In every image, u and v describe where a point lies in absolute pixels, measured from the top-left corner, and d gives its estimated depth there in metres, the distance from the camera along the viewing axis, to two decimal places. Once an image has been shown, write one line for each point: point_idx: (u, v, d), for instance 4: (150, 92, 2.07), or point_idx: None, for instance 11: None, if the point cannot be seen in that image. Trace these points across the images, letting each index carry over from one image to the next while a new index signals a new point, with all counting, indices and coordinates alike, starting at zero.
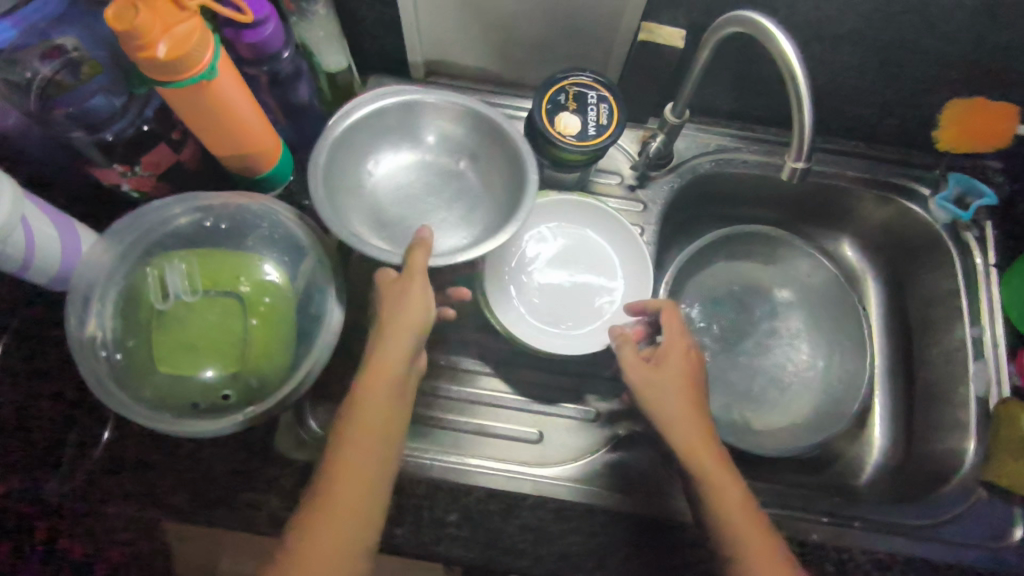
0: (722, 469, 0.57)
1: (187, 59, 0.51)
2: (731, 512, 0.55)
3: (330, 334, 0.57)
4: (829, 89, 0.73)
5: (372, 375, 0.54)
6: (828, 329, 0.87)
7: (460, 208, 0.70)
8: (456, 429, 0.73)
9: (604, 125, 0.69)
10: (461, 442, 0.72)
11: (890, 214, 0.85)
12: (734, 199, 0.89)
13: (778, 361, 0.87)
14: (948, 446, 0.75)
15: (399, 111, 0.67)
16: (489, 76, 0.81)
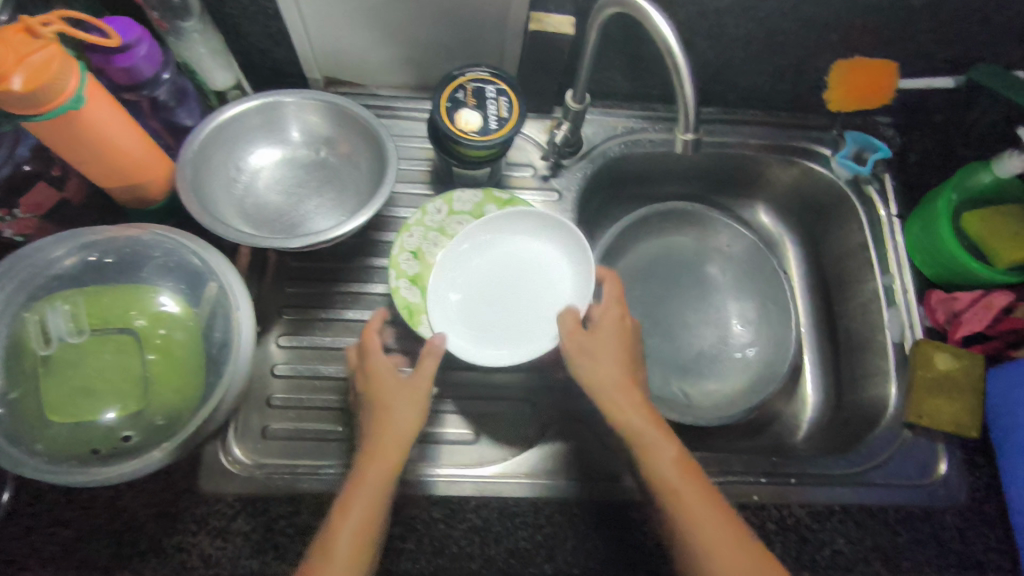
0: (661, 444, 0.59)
1: (49, 88, 0.48)
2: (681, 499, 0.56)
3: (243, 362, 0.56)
4: (722, 63, 0.75)
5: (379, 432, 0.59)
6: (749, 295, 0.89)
7: (337, 195, 0.72)
8: None
9: (506, 118, 0.68)
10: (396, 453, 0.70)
11: (797, 176, 0.88)
12: (652, 178, 0.90)
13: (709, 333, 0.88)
14: (873, 394, 0.78)
15: (259, 113, 0.69)
16: (390, 80, 0.80)
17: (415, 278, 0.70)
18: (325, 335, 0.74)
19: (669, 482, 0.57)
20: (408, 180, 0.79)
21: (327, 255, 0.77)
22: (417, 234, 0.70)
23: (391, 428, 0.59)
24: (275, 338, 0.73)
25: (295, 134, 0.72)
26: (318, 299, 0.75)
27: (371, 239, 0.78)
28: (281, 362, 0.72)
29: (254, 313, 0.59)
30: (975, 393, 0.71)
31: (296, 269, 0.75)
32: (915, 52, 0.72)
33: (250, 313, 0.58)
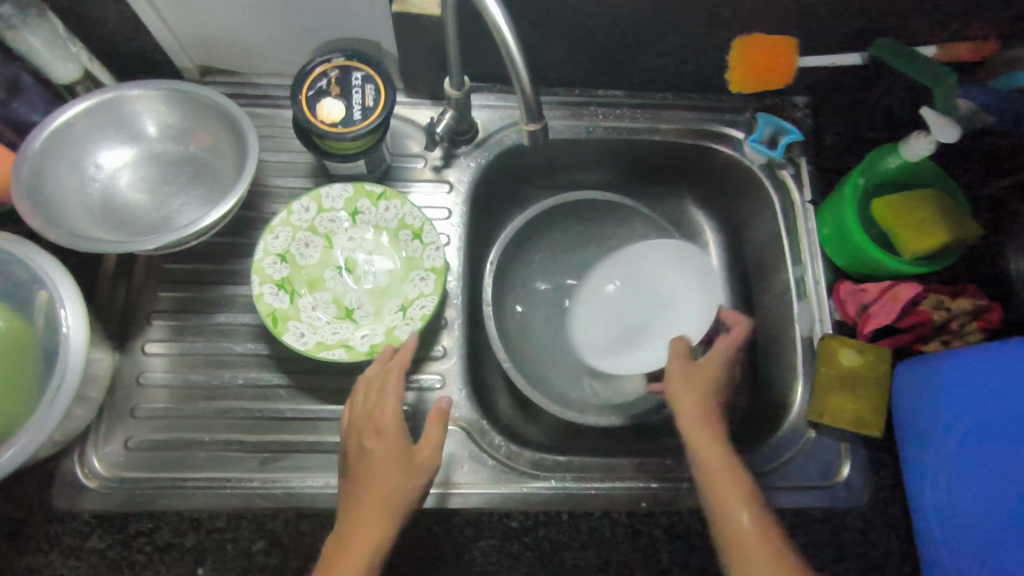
0: (728, 483, 0.57)
1: None
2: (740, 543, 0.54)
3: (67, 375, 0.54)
4: (614, 41, 0.71)
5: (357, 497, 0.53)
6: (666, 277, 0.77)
7: (206, 189, 0.69)
8: (261, 452, 0.65)
9: (371, 107, 0.64)
10: (267, 465, 0.64)
11: (712, 162, 0.83)
12: (565, 165, 0.85)
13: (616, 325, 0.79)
14: (782, 391, 0.74)
15: (109, 110, 0.65)
16: (269, 67, 0.75)
17: (281, 282, 0.66)
18: (196, 340, 0.69)
19: (738, 518, 0.55)
20: (291, 174, 0.75)
21: (200, 256, 0.72)
22: (284, 234, 0.67)
23: (388, 486, 0.53)
24: (145, 344, 0.69)
25: (161, 128, 0.68)
26: (192, 305, 0.70)
27: (249, 239, 0.73)
28: (150, 370, 0.68)
29: (83, 322, 0.56)
30: (880, 391, 0.67)
31: (168, 271, 0.71)
32: (817, 29, 0.67)
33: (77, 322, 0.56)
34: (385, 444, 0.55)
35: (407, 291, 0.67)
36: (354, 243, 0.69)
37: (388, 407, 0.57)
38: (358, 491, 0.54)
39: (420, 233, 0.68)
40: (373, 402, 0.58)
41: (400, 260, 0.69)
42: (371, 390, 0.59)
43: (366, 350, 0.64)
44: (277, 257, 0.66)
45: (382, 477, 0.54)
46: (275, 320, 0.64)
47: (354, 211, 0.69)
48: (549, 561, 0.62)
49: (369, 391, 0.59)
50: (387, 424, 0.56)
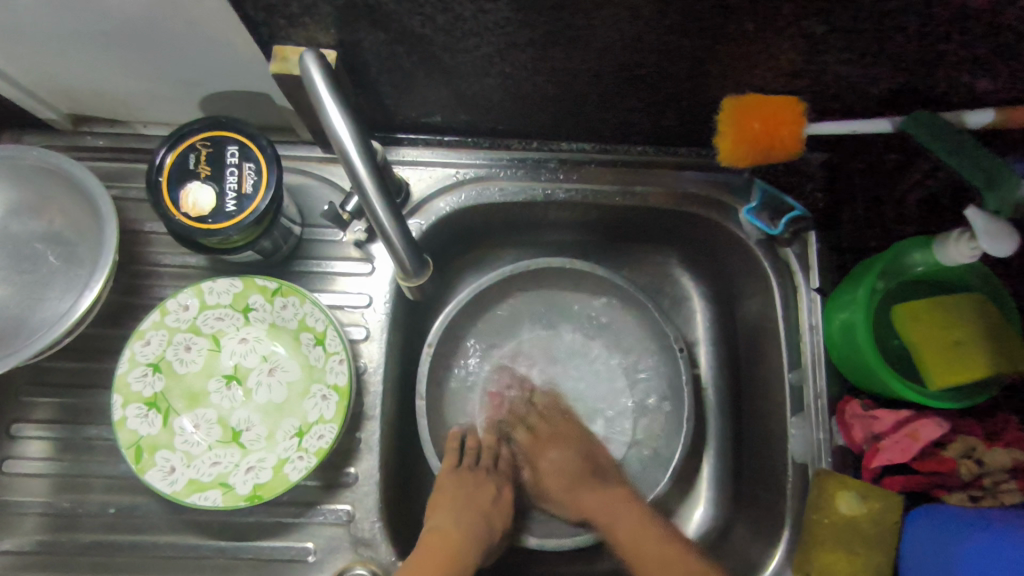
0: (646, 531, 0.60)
1: None
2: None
3: None
4: (570, 95, 0.56)
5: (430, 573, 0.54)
6: (611, 372, 0.72)
7: (61, 275, 0.57)
8: None
9: (250, 192, 0.51)
10: None
11: (701, 229, 0.68)
12: (526, 226, 0.72)
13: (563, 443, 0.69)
14: (767, 522, 0.62)
15: None
16: (154, 118, 0.62)
17: (150, 401, 0.55)
18: (66, 458, 0.59)
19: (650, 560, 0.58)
20: (182, 250, 0.62)
21: (77, 352, 0.60)
22: (155, 337, 0.55)
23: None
24: (7, 461, 0.59)
25: (7, 206, 0.57)
26: (65, 414, 0.60)
27: (132, 330, 0.61)
28: (13, 492, 0.58)
29: None
30: (883, 550, 0.54)
31: (38, 369, 0.60)
32: (830, 87, 0.52)
33: None
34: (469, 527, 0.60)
35: (305, 410, 0.56)
36: (243, 348, 0.57)
37: (468, 509, 0.61)
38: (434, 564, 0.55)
39: (322, 338, 0.56)
40: (481, 497, 0.63)
41: (300, 368, 0.57)
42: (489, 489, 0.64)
43: (246, 493, 0.52)
44: (146, 367, 0.55)
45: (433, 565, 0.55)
46: (138, 453, 0.53)
47: (244, 308, 0.57)
48: None
49: (444, 492, 0.62)
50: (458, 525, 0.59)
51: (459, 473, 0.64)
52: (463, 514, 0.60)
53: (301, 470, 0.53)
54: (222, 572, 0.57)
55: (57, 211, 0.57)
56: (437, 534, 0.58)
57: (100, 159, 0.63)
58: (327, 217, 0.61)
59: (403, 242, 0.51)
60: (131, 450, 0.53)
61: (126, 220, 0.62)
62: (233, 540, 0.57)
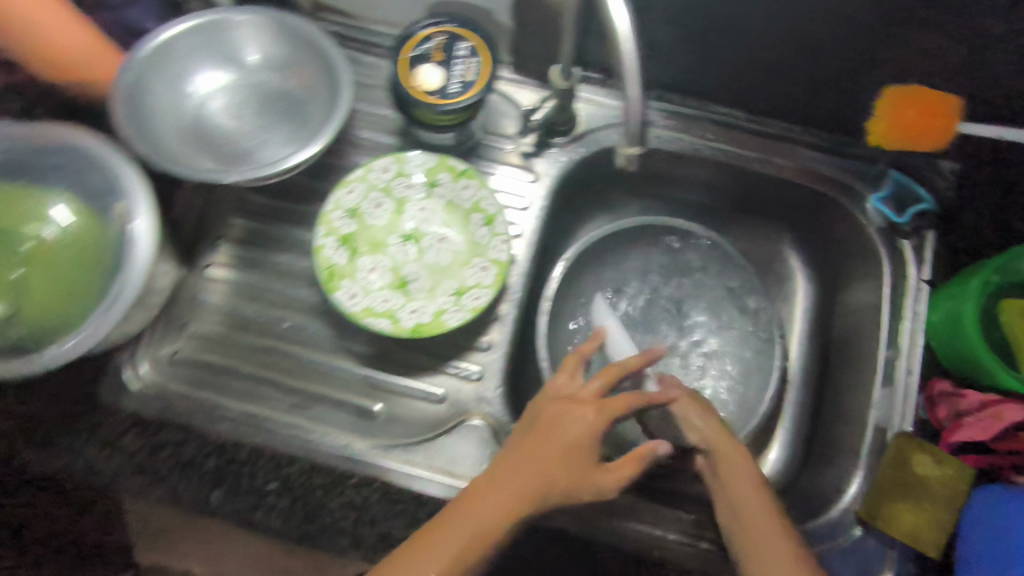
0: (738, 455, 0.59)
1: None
2: (750, 522, 0.55)
3: (127, 291, 0.54)
4: (749, 57, 0.64)
5: (494, 479, 0.50)
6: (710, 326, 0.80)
7: (286, 127, 0.68)
8: (292, 396, 0.67)
9: (471, 82, 0.60)
10: (295, 410, 0.66)
11: (826, 212, 0.75)
12: (661, 178, 0.80)
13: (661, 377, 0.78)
14: (837, 475, 0.68)
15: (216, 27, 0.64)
16: (381, 16, 0.72)
17: (342, 237, 0.65)
18: (256, 275, 0.71)
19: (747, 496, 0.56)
20: (379, 129, 0.73)
21: (279, 194, 0.73)
22: (357, 186, 0.66)
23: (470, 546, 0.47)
24: (207, 266, 0.71)
25: (262, 60, 0.68)
26: (256, 238, 0.72)
27: (327, 186, 0.73)
28: (207, 292, 0.71)
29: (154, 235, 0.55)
30: (945, 508, 0.61)
31: (247, 199, 0.73)
32: None
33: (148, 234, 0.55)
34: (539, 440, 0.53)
35: (466, 276, 0.65)
36: (423, 215, 0.67)
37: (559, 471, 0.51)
38: (504, 469, 0.51)
39: (493, 219, 0.66)
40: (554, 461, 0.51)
41: (466, 241, 0.66)
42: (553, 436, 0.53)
43: (410, 327, 0.63)
44: (345, 210, 0.65)
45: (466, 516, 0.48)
46: (329, 274, 0.63)
47: (431, 181, 0.67)
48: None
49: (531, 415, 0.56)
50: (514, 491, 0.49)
51: (541, 412, 0.55)
52: (534, 485, 0.50)
53: (458, 319, 0.63)
54: (365, 395, 0.68)
55: (298, 76, 0.68)
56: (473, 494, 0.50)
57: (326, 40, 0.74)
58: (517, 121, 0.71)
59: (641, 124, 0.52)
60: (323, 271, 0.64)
61: None
62: (377, 371, 0.69)
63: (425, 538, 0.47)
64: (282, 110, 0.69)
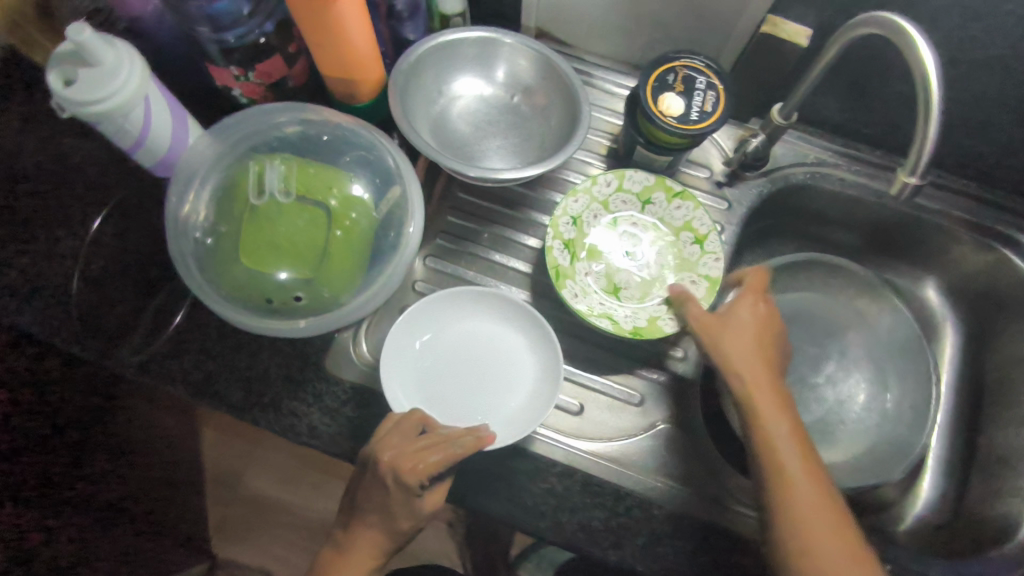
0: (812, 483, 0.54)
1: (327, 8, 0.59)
2: (811, 524, 0.53)
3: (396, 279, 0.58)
4: (949, 117, 0.70)
5: (371, 506, 0.59)
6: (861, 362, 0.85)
7: (513, 139, 0.74)
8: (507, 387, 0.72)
9: (709, 112, 0.67)
10: None
11: (989, 264, 0.80)
12: (826, 219, 0.86)
13: (819, 404, 0.82)
14: (999, 512, 0.72)
15: (474, 45, 0.71)
16: (601, 47, 0.80)
17: (567, 241, 0.72)
18: (466, 268, 0.76)
19: (797, 484, 0.54)
20: (587, 148, 0.80)
21: (490, 196, 0.78)
22: (580, 194, 0.73)
23: (408, 524, 0.59)
24: (422, 256, 0.76)
25: (503, 78, 0.75)
26: (467, 234, 0.77)
27: (534, 195, 0.79)
28: (420, 279, 0.75)
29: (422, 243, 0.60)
30: None
31: (458, 198, 0.78)
32: None
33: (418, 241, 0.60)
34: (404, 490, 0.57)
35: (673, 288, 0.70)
36: (636, 227, 0.74)
37: (406, 499, 0.57)
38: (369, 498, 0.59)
39: (702, 239, 0.72)
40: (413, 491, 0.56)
41: (674, 258, 0.73)
42: (414, 480, 0.56)
43: (630, 328, 0.67)
44: (570, 215, 0.72)
45: (405, 509, 0.58)
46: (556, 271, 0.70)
47: (646, 199, 0.74)
48: None
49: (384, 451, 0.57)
50: (396, 505, 0.58)
51: (390, 443, 0.58)
52: (391, 495, 0.57)
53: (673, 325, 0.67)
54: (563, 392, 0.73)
55: (531, 96, 0.75)
56: (379, 506, 0.59)
57: None
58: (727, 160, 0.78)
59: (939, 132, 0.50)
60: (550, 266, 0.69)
61: None
62: (578, 368, 0.74)
63: (376, 510, 0.59)
64: (511, 125, 0.75)
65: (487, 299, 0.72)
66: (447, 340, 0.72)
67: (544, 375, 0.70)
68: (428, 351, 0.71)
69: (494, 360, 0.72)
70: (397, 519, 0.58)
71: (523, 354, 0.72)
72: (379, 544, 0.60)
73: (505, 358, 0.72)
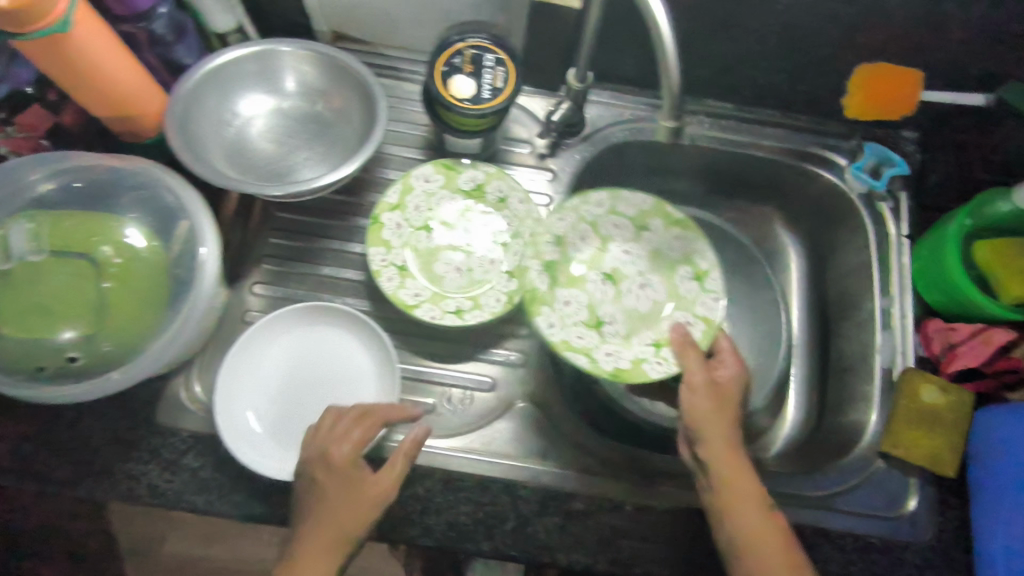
0: (750, 505, 0.54)
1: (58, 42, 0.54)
2: (761, 558, 0.52)
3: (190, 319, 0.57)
4: (736, 54, 0.72)
5: (321, 511, 0.56)
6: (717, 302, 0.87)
7: (322, 149, 0.73)
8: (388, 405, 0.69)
9: (500, 89, 0.67)
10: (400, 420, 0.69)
11: (810, 185, 0.83)
12: (662, 172, 0.87)
13: None
14: (851, 418, 0.75)
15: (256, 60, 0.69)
16: (398, 38, 0.78)
17: (392, 244, 0.70)
18: (299, 288, 0.73)
19: (750, 521, 0.54)
20: (405, 143, 0.78)
21: (314, 211, 0.76)
22: (400, 191, 0.71)
23: (348, 518, 0.55)
24: (252, 284, 0.73)
25: (299, 86, 0.72)
26: (294, 253, 0.74)
27: (357, 200, 0.76)
28: (253, 308, 0.72)
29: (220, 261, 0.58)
30: (957, 432, 0.68)
31: (280, 219, 0.75)
32: (942, 59, 0.68)
33: (215, 259, 0.58)
34: (349, 465, 0.57)
35: (506, 260, 0.71)
36: (624, 256, 0.75)
37: (346, 485, 0.57)
38: (317, 502, 0.56)
39: (702, 276, 0.72)
40: (352, 466, 0.57)
41: (671, 293, 0.73)
42: (347, 449, 0.58)
43: (609, 369, 0.67)
44: (393, 211, 0.71)
45: (338, 495, 0.56)
46: (396, 274, 0.69)
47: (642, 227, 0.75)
48: (627, 547, 0.63)
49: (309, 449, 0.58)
50: (335, 495, 0.56)
51: (305, 439, 0.60)
52: (323, 484, 0.57)
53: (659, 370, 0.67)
54: (418, 393, 0.71)
55: (331, 101, 0.73)
56: (316, 502, 0.56)
57: None
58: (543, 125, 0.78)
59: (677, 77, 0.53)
60: (393, 299, 0.68)
61: None
62: (429, 366, 0.72)
63: (321, 505, 0.56)
64: (318, 134, 0.73)
65: (297, 316, 0.70)
66: (275, 382, 0.67)
67: (383, 366, 0.68)
68: (264, 403, 0.66)
69: (341, 385, 0.68)
70: (336, 506, 0.56)
71: (357, 355, 0.69)
72: (334, 547, 0.55)
73: (342, 369, 0.69)
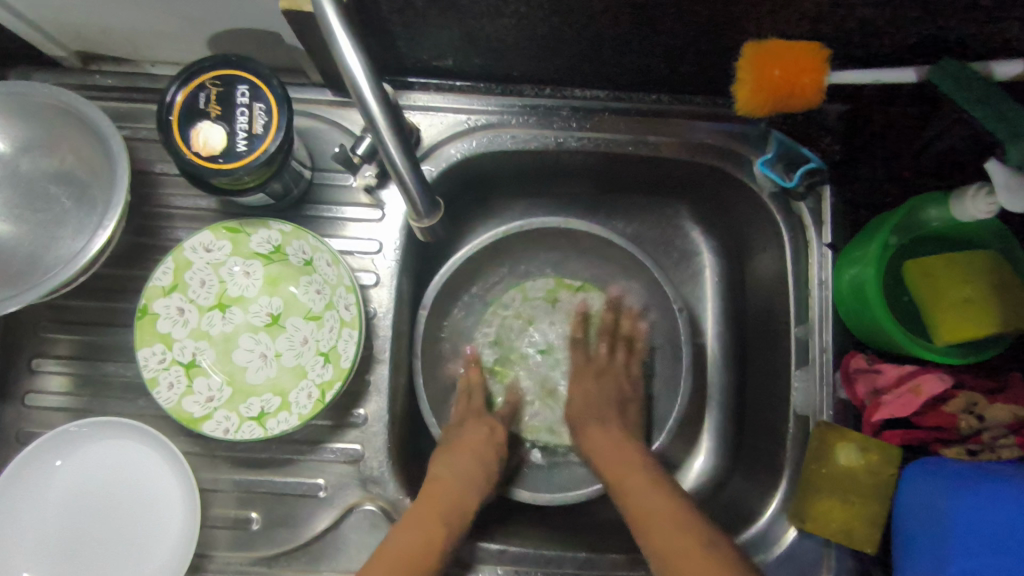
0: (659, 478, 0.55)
1: None
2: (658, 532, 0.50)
3: None
4: (587, 39, 0.54)
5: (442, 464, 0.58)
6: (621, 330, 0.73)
7: (73, 219, 0.57)
8: (211, 525, 0.59)
9: (261, 133, 0.50)
10: (230, 541, 0.59)
11: (716, 182, 0.66)
12: (542, 176, 0.70)
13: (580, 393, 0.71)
14: (768, 472, 0.63)
15: None
16: (161, 56, 0.60)
17: (173, 337, 0.57)
18: (88, 393, 0.61)
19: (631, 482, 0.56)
20: (195, 191, 0.62)
21: (94, 292, 0.61)
22: (173, 269, 0.57)
23: (471, 491, 0.57)
24: (33, 391, 0.61)
25: (24, 144, 0.56)
26: (78, 350, 0.61)
27: (144, 272, 0.62)
28: (39, 421, 0.61)
29: None
30: (880, 498, 0.56)
31: (55, 306, 0.62)
32: (859, 32, 0.49)
33: None
34: (477, 427, 0.63)
35: (321, 338, 0.58)
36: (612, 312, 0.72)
37: (465, 453, 0.60)
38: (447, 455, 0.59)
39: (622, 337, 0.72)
40: (482, 438, 0.62)
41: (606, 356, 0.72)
42: (481, 432, 0.63)
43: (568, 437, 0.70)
44: (169, 296, 0.57)
45: (473, 464, 0.59)
46: (180, 376, 0.56)
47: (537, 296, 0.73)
48: None
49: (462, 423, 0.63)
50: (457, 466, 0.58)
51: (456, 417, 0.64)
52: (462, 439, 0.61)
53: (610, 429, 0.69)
54: (241, 502, 0.59)
55: (73, 154, 0.57)
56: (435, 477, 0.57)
57: (109, 98, 0.62)
58: (339, 160, 0.58)
59: (416, 184, 0.48)
60: (178, 414, 0.55)
61: (137, 160, 0.62)
62: (247, 474, 0.60)
63: (440, 481, 0.57)
64: (66, 201, 0.57)
65: (72, 442, 0.57)
66: (53, 526, 0.56)
67: (184, 488, 0.56)
68: (44, 554, 0.55)
69: (134, 513, 0.57)
70: (451, 471, 0.57)
71: (153, 474, 0.57)
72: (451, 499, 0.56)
73: (135, 494, 0.57)
